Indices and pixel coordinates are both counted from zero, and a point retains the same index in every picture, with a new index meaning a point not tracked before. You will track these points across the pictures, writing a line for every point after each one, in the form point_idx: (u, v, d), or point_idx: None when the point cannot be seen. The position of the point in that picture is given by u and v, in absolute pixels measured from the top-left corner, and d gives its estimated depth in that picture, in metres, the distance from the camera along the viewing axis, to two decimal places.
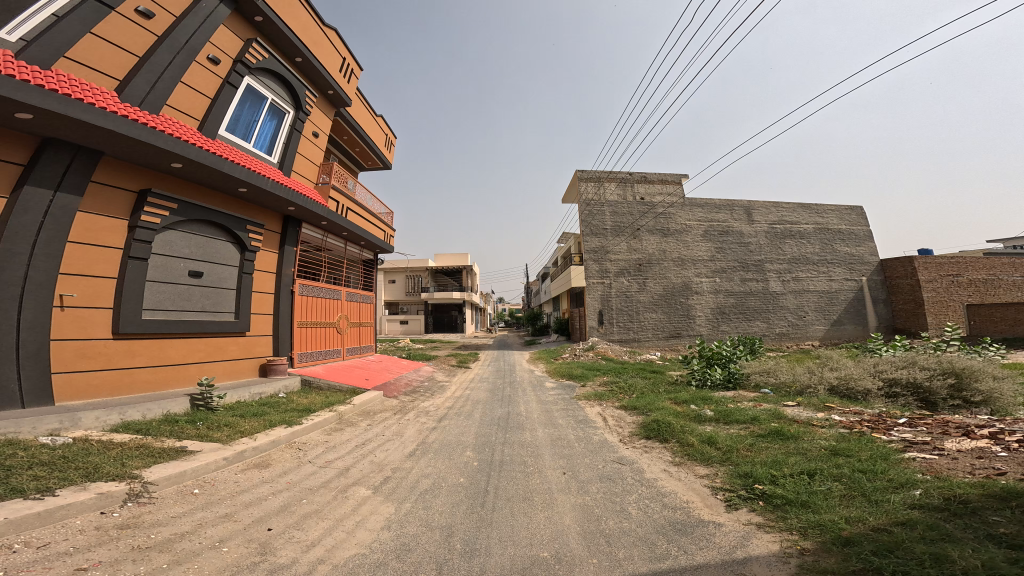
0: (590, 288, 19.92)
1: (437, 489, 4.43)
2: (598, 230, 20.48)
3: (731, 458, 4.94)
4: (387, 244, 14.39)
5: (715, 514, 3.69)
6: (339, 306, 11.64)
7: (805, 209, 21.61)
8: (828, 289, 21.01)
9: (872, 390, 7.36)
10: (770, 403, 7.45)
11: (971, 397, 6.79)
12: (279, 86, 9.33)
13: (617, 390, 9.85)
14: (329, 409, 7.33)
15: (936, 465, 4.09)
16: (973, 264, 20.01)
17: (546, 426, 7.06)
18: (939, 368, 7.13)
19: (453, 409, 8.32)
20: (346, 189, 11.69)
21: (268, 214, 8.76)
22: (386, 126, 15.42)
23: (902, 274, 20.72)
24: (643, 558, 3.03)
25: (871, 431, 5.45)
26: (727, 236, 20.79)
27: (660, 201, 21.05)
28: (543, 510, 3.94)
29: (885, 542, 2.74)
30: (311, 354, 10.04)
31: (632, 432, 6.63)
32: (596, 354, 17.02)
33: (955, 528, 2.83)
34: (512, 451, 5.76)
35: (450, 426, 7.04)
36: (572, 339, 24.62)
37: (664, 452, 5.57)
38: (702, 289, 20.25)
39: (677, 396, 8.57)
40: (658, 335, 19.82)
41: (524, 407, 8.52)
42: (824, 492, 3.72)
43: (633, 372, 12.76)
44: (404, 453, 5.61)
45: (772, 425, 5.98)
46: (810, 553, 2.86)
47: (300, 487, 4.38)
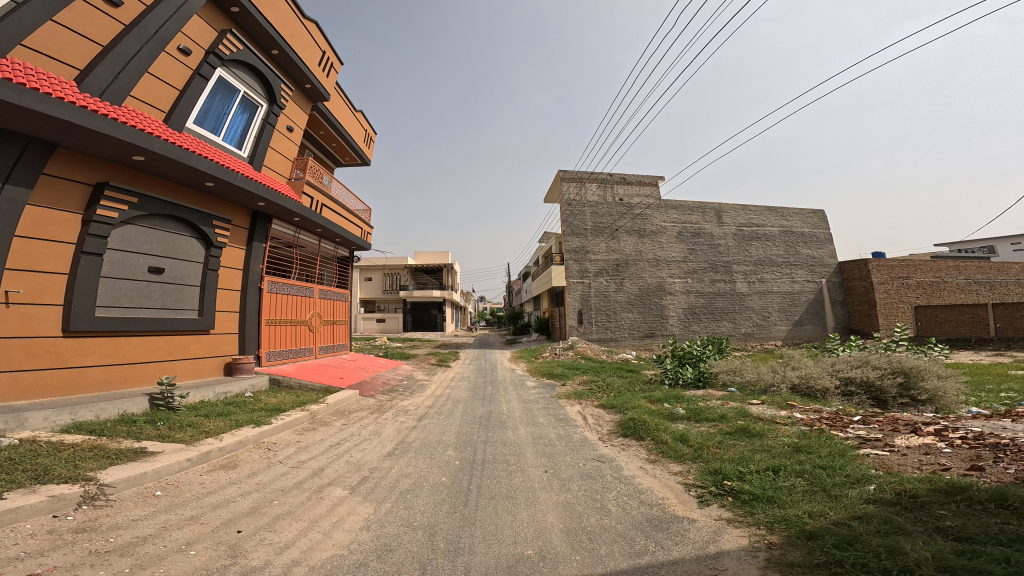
0: (570, 287, 20.18)
1: (419, 488, 4.51)
2: (579, 230, 20.76)
3: (703, 456, 5.17)
4: (363, 242, 14.26)
5: (688, 510, 3.90)
6: (311, 303, 11.47)
7: (771, 212, 22.37)
8: (791, 291, 21.89)
9: (829, 388, 7.78)
10: (737, 402, 7.78)
11: (918, 396, 7.30)
12: (252, 78, 9.15)
13: (594, 388, 10.10)
14: (301, 408, 7.27)
15: (888, 461, 4.41)
16: (921, 267, 21.09)
17: (527, 425, 7.19)
18: (890, 367, 7.59)
19: (433, 408, 8.37)
20: (322, 185, 11.53)
21: (235, 209, 8.59)
22: (366, 122, 15.24)
23: (858, 276, 21.58)
24: (623, 554, 3.20)
25: (829, 428, 5.80)
26: (700, 238, 21.39)
27: (637, 202, 21.47)
28: (526, 509, 4.07)
29: (845, 536, 2.98)
30: (280, 352, 9.88)
31: (610, 430, 6.85)
32: (576, 354, 17.26)
33: (907, 522, 3.09)
34: (494, 449, 5.88)
35: (430, 426, 7.09)
36: (552, 338, 24.89)
37: (640, 449, 5.79)
38: (676, 290, 20.79)
39: (651, 394, 8.86)
40: (633, 335, 20.28)
41: (505, 406, 8.63)
42: (788, 488, 3.97)
43: (611, 371, 13.05)
44: (382, 453, 5.65)
45: (738, 423, 6.28)
46: (777, 546, 3.08)
47: (271, 488, 4.40)
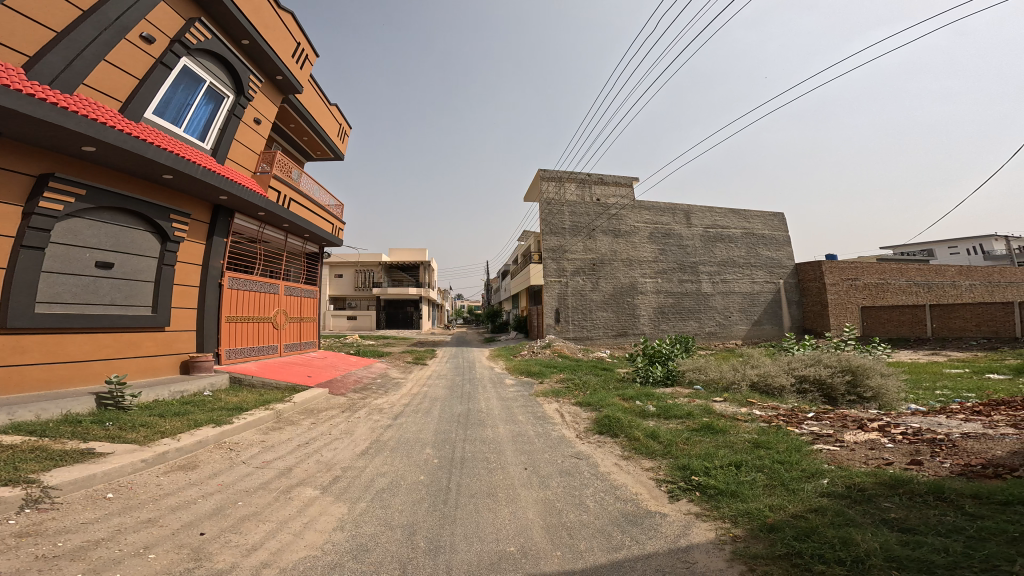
0: (548, 287, 20.33)
1: (396, 487, 4.49)
2: (557, 229, 20.91)
3: (672, 452, 5.33)
4: (334, 237, 13.97)
5: (660, 504, 4.05)
6: (276, 300, 11.14)
7: (735, 214, 23.14)
8: (751, 291, 22.69)
9: (786, 386, 8.09)
10: (702, 399, 8.06)
11: (863, 393, 7.68)
12: (220, 69, 8.83)
13: (572, 386, 10.28)
14: (266, 407, 7.09)
15: (839, 456, 4.67)
16: (868, 268, 22.25)
17: (507, 423, 7.24)
18: (839, 366, 7.98)
19: (409, 406, 8.32)
20: (291, 179, 11.21)
21: (194, 202, 8.28)
22: (340, 116, 14.90)
23: (812, 277, 22.55)
24: (601, 549, 3.28)
25: (786, 425, 6.09)
26: (670, 240, 21.91)
27: (614, 203, 21.81)
28: (506, 505, 4.12)
29: (803, 528, 3.15)
30: (241, 350, 9.57)
31: (587, 427, 6.97)
32: (553, 352, 17.51)
33: (857, 514, 3.29)
34: (472, 447, 5.91)
35: (407, 424, 7.06)
36: (530, 336, 25.06)
37: (615, 446, 5.93)
38: (647, 289, 21.24)
39: (625, 392, 9.09)
40: (608, 334, 20.64)
41: (484, 404, 8.64)
42: (751, 483, 4.15)
43: (586, 369, 13.25)
44: (355, 452, 5.58)
45: (703, 420, 6.52)
46: (741, 539, 3.22)
47: (234, 489, 4.28)
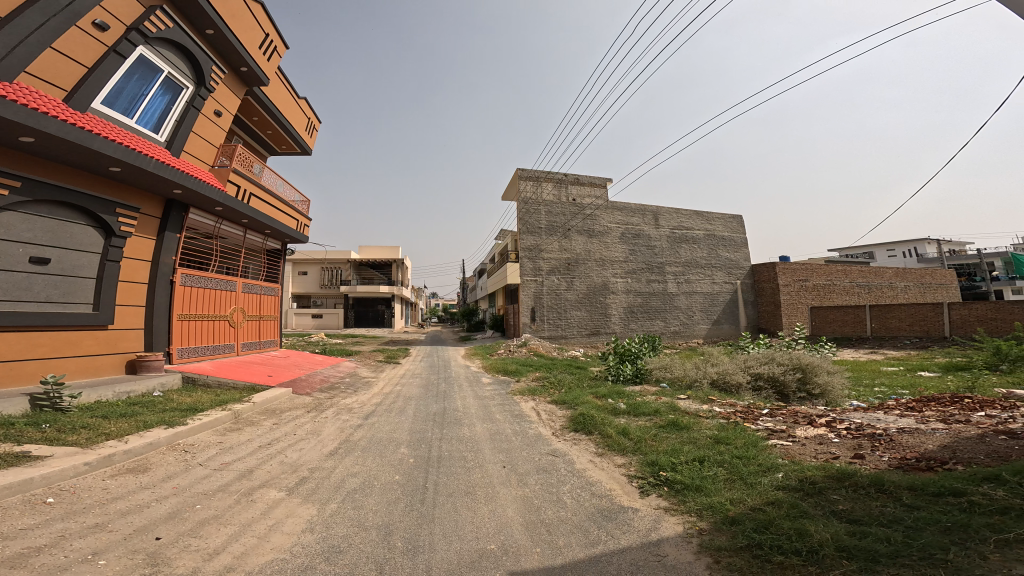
0: (524, 285, 20.40)
1: (368, 487, 4.24)
2: (534, 229, 20.98)
3: (643, 448, 5.32)
4: (298, 234, 13.46)
5: (632, 500, 3.99)
6: (233, 297, 10.63)
7: (699, 216, 23.84)
8: (711, 291, 23.41)
9: (743, 383, 8.29)
10: (668, 396, 8.23)
11: (812, 390, 8.10)
12: (180, 58, 8.37)
13: (548, 385, 10.32)
14: (222, 407, 6.72)
15: (792, 451, 4.68)
16: (817, 270, 23.33)
17: (484, 421, 7.11)
18: (791, 364, 8.33)
19: (381, 406, 8.00)
20: (251, 174, 10.70)
21: (146, 196, 7.79)
22: (308, 109, 14.32)
23: (767, 278, 23.40)
24: (580, 544, 3.22)
25: (744, 422, 6.05)
26: (639, 240, 22.38)
27: (589, 203, 22.07)
28: (485, 504, 3.99)
29: (761, 520, 3.10)
30: (195, 349, 9.07)
31: (563, 424, 7.01)
32: (529, 350, 17.62)
33: (809, 506, 3.25)
34: (449, 446, 5.69)
35: (378, 423, 6.77)
36: (506, 335, 25.03)
37: (590, 443, 5.91)
38: (618, 289, 21.65)
39: (598, 390, 9.22)
40: (581, 333, 20.93)
41: (461, 403, 8.46)
42: (713, 477, 4.10)
43: (561, 368, 13.29)
44: (323, 453, 5.28)
45: (670, 417, 6.66)
46: (706, 532, 3.17)
47: (191, 492, 3.99)
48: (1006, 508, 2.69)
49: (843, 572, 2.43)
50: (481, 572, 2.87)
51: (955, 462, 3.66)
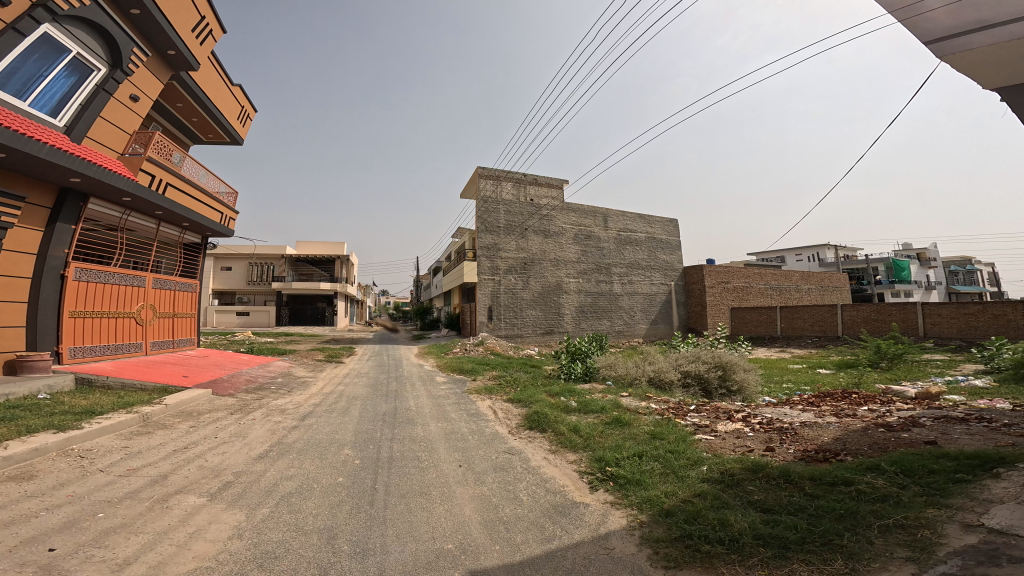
0: (481, 284, 20.31)
1: (307, 490, 3.91)
2: (492, 227, 20.85)
3: (592, 444, 5.46)
4: (224, 229, 12.19)
5: (583, 495, 4.05)
6: (142, 294, 9.51)
7: (642, 219, 24.78)
8: (651, 292, 24.39)
9: (674, 381, 8.74)
10: (613, 394, 8.42)
11: (731, 386, 8.56)
12: (93, 38, 7.48)
13: (504, 384, 10.30)
14: (129, 410, 5.70)
15: (714, 444, 4.78)
16: (737, 272, 25.15)
17: (439, 420, 6.86)
18: (712, 362, 8.83)
19: (320, 406, 7.15)
20: (171, 164, 9.67)
21: (31, 183, 6.84)
22: (245, 99, 13.02)
23: (695, 280, 24.65)
24: (537, 540, 3.24)
25: (675, 417, 6.27)
26: (590, 241, 23.00)
27: (545, 203, 22.33)
28: (442, 504, 3.85)
29: (691, 511, 3.24)
30: (93, 349, 8.02)
31: (518, 423, 6.94)
32: (486, 350, 17.49)
33: (728, 496, 3.38)
34: (401, 446, 5.33)
35: (317, 425, 6.02)
36: (462, 334, 24.82)
37: (544, 441, 5.94)
38: (570, 289, 22.11)
39: (552, 388, 9.36)
40: (536, 331, 21.19)
41: (414, 402, 8.06)
42: (650, 471, 4.25)
43: (517, 366, 13.41)
44: (250, 456, 4.70)
45: (614, 414, 6.91)
46: (646, 524, 3.29)
47: (92, 500, 3.52)
48: (888, 497, 2.97)
49: (760, 559, 2.56)
50: (440, 572, 2.80)
51: (846, 453, 3.96)
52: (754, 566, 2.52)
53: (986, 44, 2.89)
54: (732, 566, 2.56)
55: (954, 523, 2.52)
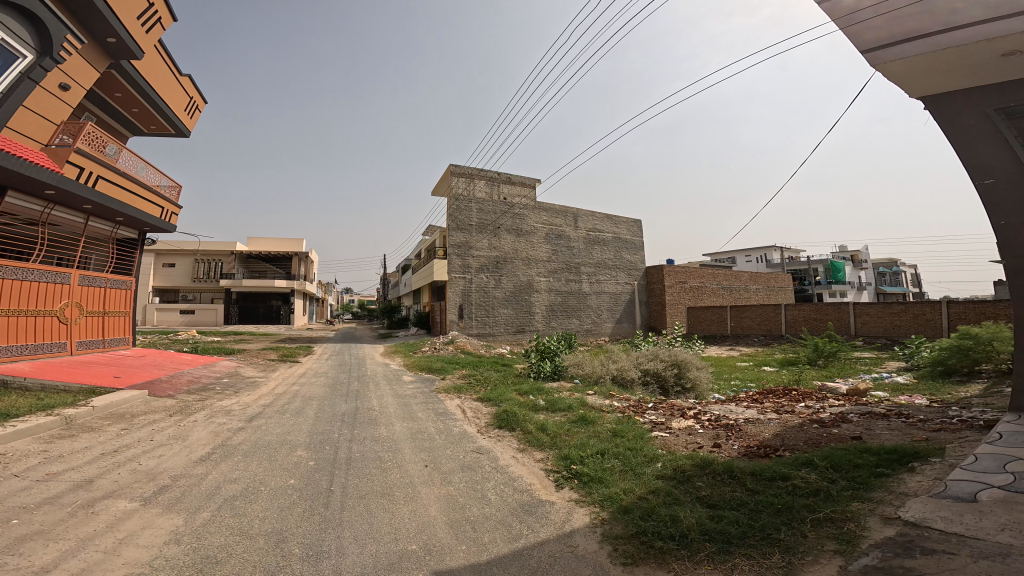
0: (451, 282, 20.03)
1: (254, 493, 3.70)
2: (463, 225, 20.55)
3: (559, 442, 5.46)
4: (168, 226, 11.36)
5: (549, 493, 4.01)
6: (67, 292, 8.89)
7: (609, 219, 25.20)
8: (616, 291, 24.84)
9: (635, 379, 8.92)
10: (580, 393, 8.49)
11: (685, 384, 8.86)
12: (18, 21, 6.67)
13: (473, 382, 10.22)
14: (49, 413, 5.27)
15: (669, 441, 4.89)
16: (694, 272, 26.03)
17: (404, 420, 6.66)
18: (669, 360, 9.09)
19: (271, 407, 6.87)
20: (106, 157, 9.01)
21: None
22: (194, 90, 12.29)
23: (656, 280, 25.30)
24: (503, 539, 3.16)
25: (634, 415, 6.39)
26: (561, 241, 23.18)
27: (518, 202, 22.29)
28: (406, 504, 3.68)
29: (647, 508, 3.28)
30: (8, 349, 7.43)
31: (487, 422, 6.83)
32: (455, 348, 17.30)
33: (679, 492, 3.46)
34: (363, 447, 5.13)
35: (266, 426, 5.77)
36: (432, 332, 24.52)
37: (512, 439, 5.88)
38: (541, 288, 22.23)
39: (520, 387, 9.30)
40: (508, 330, 21.19)
41: (377, 402, 7.81)
42: (611, 468, 4.29)
43: (488, 365, 13.32)
44: (190, 459, 4.43)
45: (580, 412, 6.96)
46: (606, 522, 3.30)
47: (4, 506, 3.21)
48: (818, 491, 3.10)
49: (706, 555, 2.60)
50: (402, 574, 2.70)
51: (784, 449, 4.12)
52: (701, 562, 2.55)
53: (919, 52, 3.18)
54: (682, 562, 2.59)
55: (875, 516, 2.67)
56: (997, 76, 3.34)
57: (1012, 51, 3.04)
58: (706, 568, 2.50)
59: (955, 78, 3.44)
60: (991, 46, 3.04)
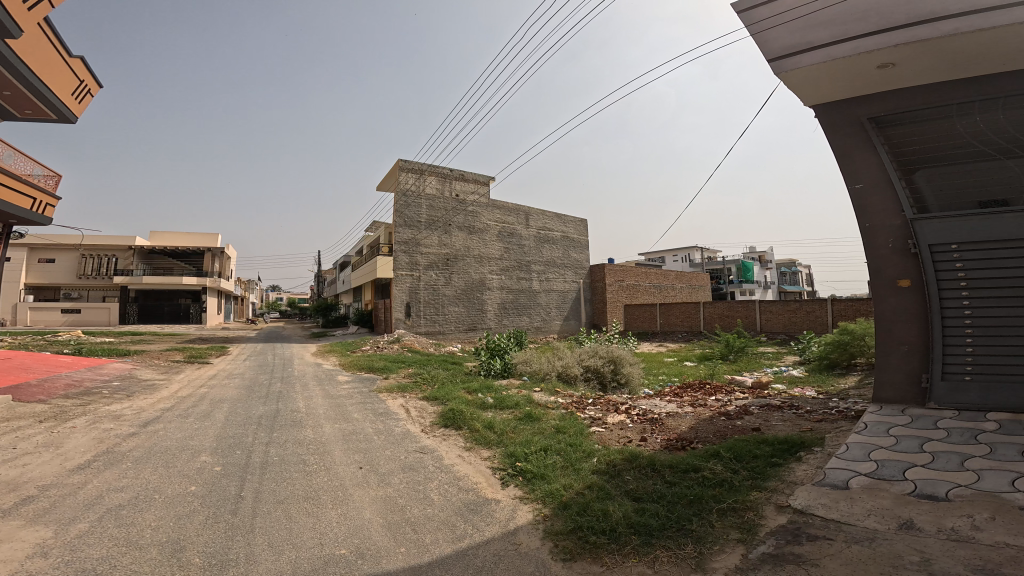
0: (397, 279, 19.38)
1: (146, 501, 3.36)
2: (411, 222, 19.92)
3: (506, 440, 5.43)
4: (42, 218, 10.13)
5: (495, 491, 3.95)
6: None
7: (559, 219, 25.60)
8: (565, 289, 25.34)
9: (579, 375, 9.12)
10: (528, 390, 8.49)
11: (620, 379, 9.19)
12: None
13: (418, 381, 9.97)
14: None
15: (606, 436, 4.99)
16: (631, 271, 27.16)
17: (336, 422, 6.32)
18: (605, 357, 9.38)
19: (172, 411, 6.28)
20: None
21: None
22: (83, 71, 10.72)
23: (599, 278, 26.08)
24: (446, 540, 3.06)
25: (576, 411, 6.49)
26: (513, 239, 23.21)
27: (471, 200, 22.02)
28: (335, 508, 3.48)
29: (582, 504, 3.31)
30: None
31: (433, 421, 6.65)
32: (402, 346, 16.91)
33: (612, 486, 3.53)
34: (287, 450, 4.82)
35: (163, 431, 5.25)
36: (374, 331, 23.76)
37: (459, 438, 5.77)
38: (493, 285, 22.17)
39: (469, 385, 9.17)
40: (459, 327, 20.94)
41: (303, 404, 7.38)
42: (554, 464, 4.29)
43: (435, 363, 13.04)
44: (66, 467, 3.95)
45: (526, 409, 6.96)
46: (547, 519, 3.27)
47: None
48: (723, 481, 3.28)
49: (632, 548, 2.65)
50: None
51: (698, 441, 4.35)
52: (629, 556, 2.60)
53: (815, 61, 3.56)
54: (612, 556, 2.63)
55: (770, 504, 2.87)
56: (875, 85, 3.82)
57: (885, 64, 3.51)
58: (634, 561, 2.55)
59: (842, 86, 3.90)
60: (871, 60, 3.47)
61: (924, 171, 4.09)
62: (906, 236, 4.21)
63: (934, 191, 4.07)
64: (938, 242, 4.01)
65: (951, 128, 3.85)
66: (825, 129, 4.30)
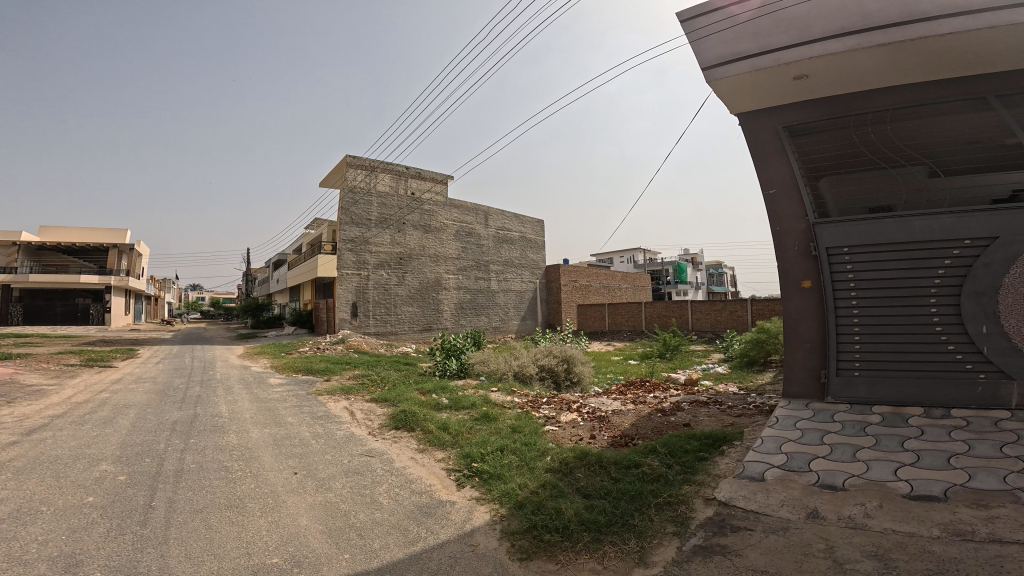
0: (344, 279, 18.68)
1: (34, 514, 3.05)
2: (361, 220, 19.28)
3: (461, 440, 5.36)
4: None
5: (450, 492, 3.88)
6: None
7: (518, 219, 25.71)
8: (523, 289, 25.51)
9: (533, 375, 9.17)
10: (485, 390, 8.44)
11: (571, 378, 9.35)
12: None
13: (368, 382, 9.65)
14: None
15: (560, 434, 5.04)
16: (584, 272, 27.79)
17: (263, 426, 5.99)
18: (558, 357, 9.49)
19: (65, 418, 5.71)
20: None
21: None
22: None
23: (554, 279, 26.47)
24: (398, 544, 2.97)
25: (530, 410, 6.50)
26: (470, 239, 23.08)
27: (427, 198, 21.63)
28: (267, 515, 3.29)
29: (535, 502, 3.31)
30: None
31: (381, 423, 6.46)
32: (347, 347, 16.45)
33: (564, 484, 3.55)
34: (214, 457, 4.52)
35: (53, 439, 4.76)
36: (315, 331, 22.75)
37: (411, 440, 5.64)
38: (449, 285, 21.95)
39: (424, 386, 8.98)
40: (413, 328, 20.57)
41: (227, 408, 6.94)
42: (509, 464, 4.26)
43: (386, 364, 12.71)
44: None
45: (483, 409, 6.91)
46: (503, 519, 3.24)
47: None
48: (660, 477, 3.39)
49: (583, 545, 2.67)
50: None
51: (638, 437, 4.49)
52: (581, 554, 2.61)
53: (741, 71, 3.86)
54: (568, 553, 2.65)
55: (699, 497, 3.02)
56: (792, 95, 4.18)
57: (800, 75, 3.83)
58: (585, 557, 2.58)
59: (766, 97, 4.22)
60: (788, 71, 3.79)
61: (827, 177, 4.41)
62: (808, 240, 4.45)
63: (834, 196, 4.40)
64: (834, 245, 4.30)
65: (848, 137, 4.28)
66: (746, 136, 4.56)
